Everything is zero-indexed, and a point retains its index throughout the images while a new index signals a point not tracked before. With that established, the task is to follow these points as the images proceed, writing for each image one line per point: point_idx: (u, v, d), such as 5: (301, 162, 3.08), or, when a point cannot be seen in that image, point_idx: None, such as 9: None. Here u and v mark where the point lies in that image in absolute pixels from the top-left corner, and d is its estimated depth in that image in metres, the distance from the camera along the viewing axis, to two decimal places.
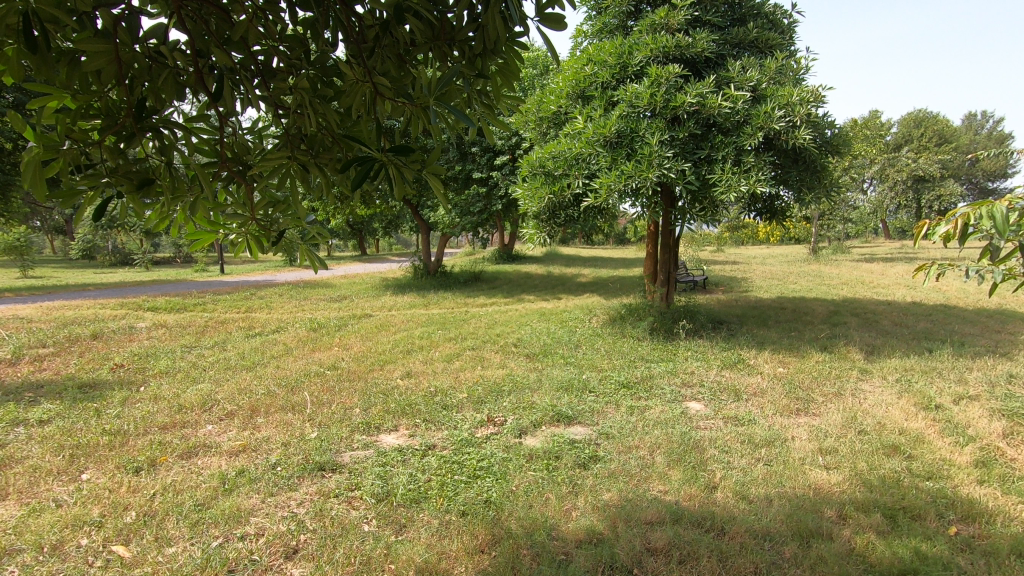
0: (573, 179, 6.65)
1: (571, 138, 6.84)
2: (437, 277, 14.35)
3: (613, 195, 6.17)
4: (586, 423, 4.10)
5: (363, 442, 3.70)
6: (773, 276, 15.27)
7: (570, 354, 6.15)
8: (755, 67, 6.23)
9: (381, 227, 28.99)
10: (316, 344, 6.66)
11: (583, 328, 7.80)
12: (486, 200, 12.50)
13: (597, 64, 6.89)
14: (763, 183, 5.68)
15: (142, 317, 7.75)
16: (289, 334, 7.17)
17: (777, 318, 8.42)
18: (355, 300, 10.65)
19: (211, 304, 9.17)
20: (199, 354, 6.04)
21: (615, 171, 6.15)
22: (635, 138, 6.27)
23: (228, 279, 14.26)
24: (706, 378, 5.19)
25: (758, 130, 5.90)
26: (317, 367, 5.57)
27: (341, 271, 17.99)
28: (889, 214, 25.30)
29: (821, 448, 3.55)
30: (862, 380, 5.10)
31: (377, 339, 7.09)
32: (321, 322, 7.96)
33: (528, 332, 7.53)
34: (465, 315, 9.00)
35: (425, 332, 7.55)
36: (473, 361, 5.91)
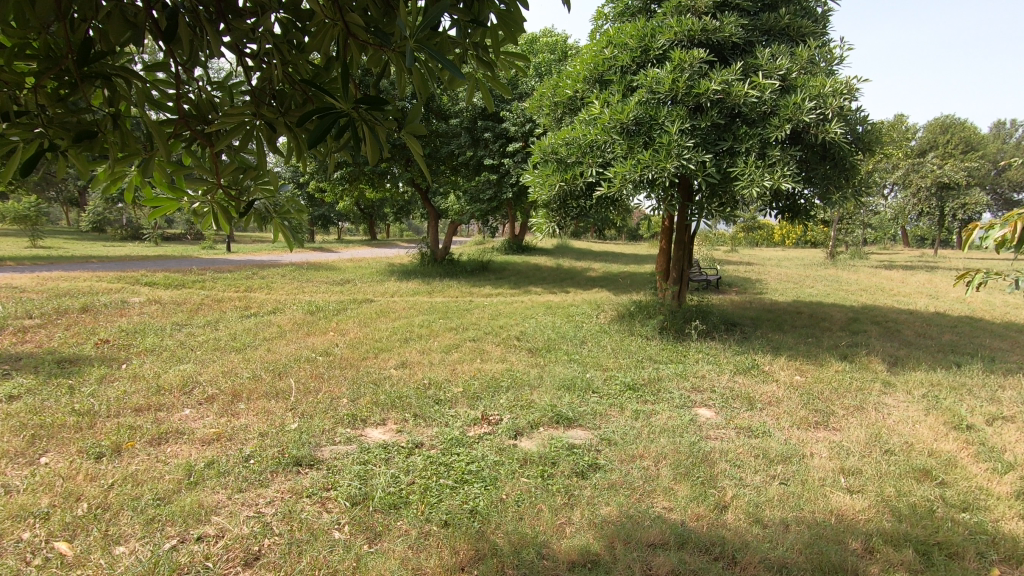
0: (586, 167, 6.32)
1: (586, 124, 6.50)
2: (444, 264, 14.10)
3: (628, 186, 5.84)
4: (586, 426, 3.82)
5: (345, 437, 3.45)
6: (788, 279, 14.84)
7: (574, 351, 5.87)
8: (785, 56, 5.83)
9: (391, 213, 28.78)
10: (311, 328, 6.43)
11: (590, 324, 7.50)
12: (497, 187, 12.16)
13: (617, 47, 6.52)
14: (789, 179, 5.31)
15: (137, 292, 7.57)
16: (285, 316, 6.94)
17: (793, 322, 8.07)
18: (358, 284, 10.41)
19: (210, 282, 8.98)
20: (189, 332, 5.83)
21: (631, 160, 5.82)
22: (654, 125, 5.92)
23: (232, 258, 14.09)
24: (717, 384, 4.89)
25: (786, 122, 5.52)
26: (309, 352, 5.34)
27: (348, 255, 17.78)
28: (911, 222, 24.64)
29: (843, 467, 3.24)
30: (885, 394, 4.76)
31: (375, 325, 6.85)
32: (320, 305, 7.74)
33: (532, 326, 7.25)
34: (469, 305, 8.73)
35: (426, 320, 7.29)
36: (472, 353, 5.64)
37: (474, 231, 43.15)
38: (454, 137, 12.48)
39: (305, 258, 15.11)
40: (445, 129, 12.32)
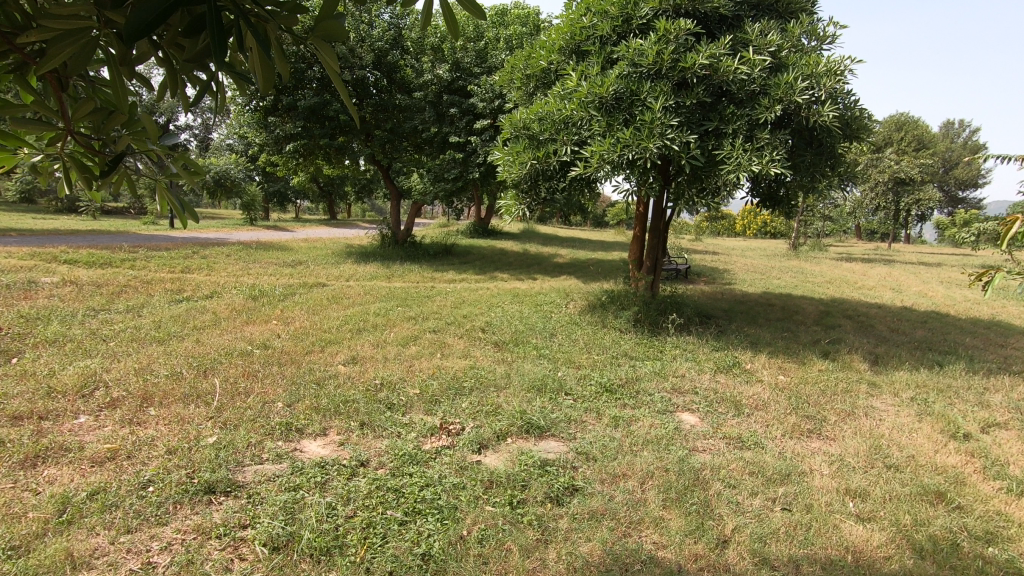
0: (560, 145, 5.80)
1: (562, 98, 5.96)
2: (405, 247, 13.42)
3: (605, 167, 5.36)
4: (560, 437, 3.35)
5: (275, 454, 2.87)
6: (754, 270, 14.75)
7: (544, 345, 5.40)
8: (776, 31, 5.41)
9: (352, 192, 27.66)
10: (251, 316, 5.73)
11: (559, 315, 7.05)
12: (462, 167, 11.36)
13: (596, 15, 5.97)
14: (778, 164, 4.92)
15: (52, 271, 6.67)
16: (222, 301, 6.21)
17: (766, 315, 7.82)
18: (311, 266, 9.67)
19: (142, 261, 8.10)
20: (103, 320, 5.06)
21: (610, 139, 5.33)
22: (636, 101, 5.42)
23: (175, 235, 13.04)
24: (699, 385, 4.50)
25: (776, 103, 5.11)
26: (245, 344, 4.68)
27: (305, 235, 16.79)
28: (867, 216, 25.15)
29: (849, 489, 2.87)
30: (873, 397, 4.47)
31: (325, 313, 6.20)
32: (265, 290, 7.01)
33: (498, 316, 6.74)
34: (430, 292, 8.15)
35: (383, 308, 6.69)
36: (431, 347, 5.09)
37: (439, 213, 42.22)
38: (417, 111, 11.73)
39: (258, 237, 14.16)
40: (408, 103, 11.56)
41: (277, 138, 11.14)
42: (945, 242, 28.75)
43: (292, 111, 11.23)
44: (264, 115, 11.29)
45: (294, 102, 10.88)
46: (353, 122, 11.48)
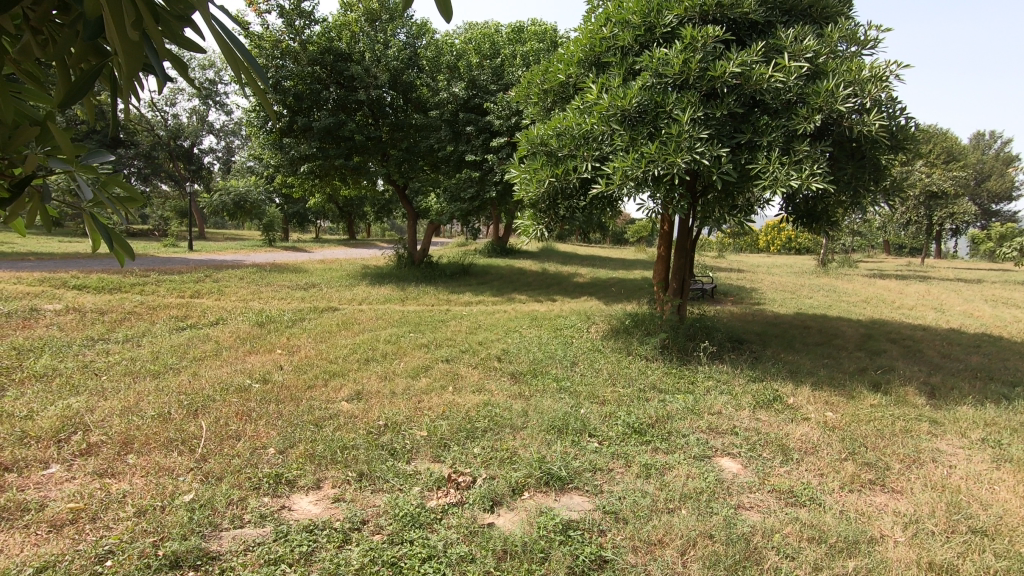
0: (580, 162, 5.46)
1: (581, 112, 5.64)
2: (422, 267, 13.18)
3: (629, 184, 4.99)
4: (585, 491, 2.93)
5: (259, 515, 2.52)
6: (783, 289, 14.12)
7: (564, 376, 4.99)
8: (813, 36, 5.01)
9: (371, 212, 27.72)
10: (254, 345, 5.44)
11: (580, 341, 6.63)
12: (479, 185, 11.20)
13: (617, 25, 5.66)
14: (819, 178, 4.50)
15: (57, 298, 6.51)
16: (228, 328, 5.95)
17: (803, 340, 7.29)
18: (325, 289, 9.44)
19: (152, 286, 7.94)
20: (100, 350, 4.81)
21: (633, 154, 4.98)
22: (661, 114, 5.07)
23: (192, 257, 13.01)
24: (738, 423, 4.04)
25: (815, 112, 4.71)
26: (243, 378, 4.36)
27: (321, 256, 16.65)
28: (898, 231, 24.25)
29: (933, 563, 2.40)
30: (938, 438, 3.95)
31: (333, 341, 5.89)
32: (274, 315, 6.74)
33: (516, 342, 6.36)
34: (445, 316, 7.81)
35: (395, 334, 6.35)
36: (443, 380, 4.72)
37: (457, 232, 42.25)
38: (433, 130, 11.53)
39: (275, 258, 14.07)
40: (424, 122, 11.39)
41: (292, 159, 11.03)
42: (981, 257, 27.58)
43: (308, 132, 11.13)
44: (280, 136, 11.21)
45: (310, 123, 10.78)
46: (369, 142, 11.34)
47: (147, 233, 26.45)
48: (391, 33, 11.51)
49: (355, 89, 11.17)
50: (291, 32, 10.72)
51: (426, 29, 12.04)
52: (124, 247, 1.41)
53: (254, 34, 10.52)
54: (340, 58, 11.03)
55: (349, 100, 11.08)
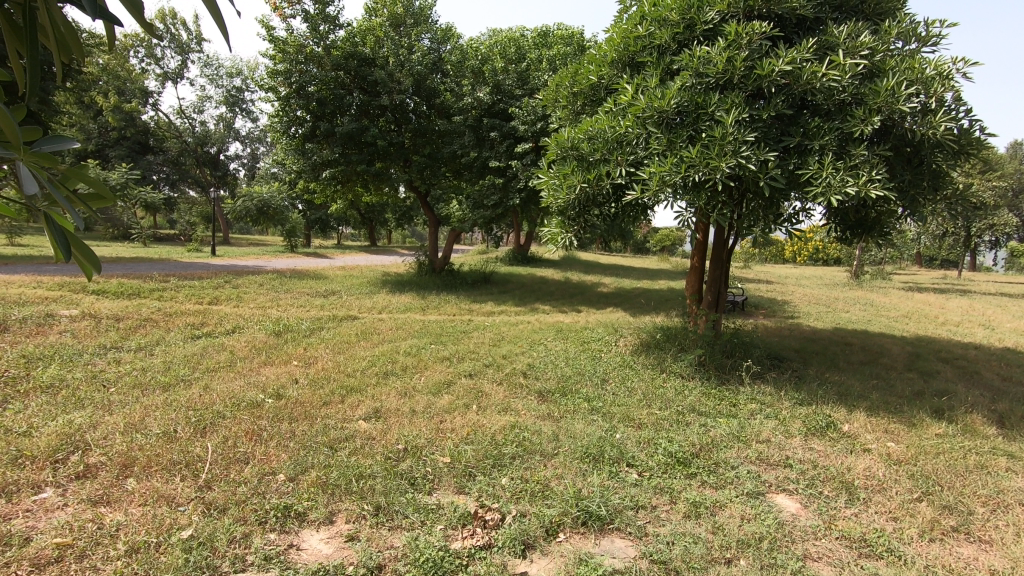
0: (614, 167, 5.15)
1: (615, 115, 5.34)
2: (443, 275, 12.96)
3: (667, 190, 4.66)
4: (628, 534, 2.60)
5: (264, 556, 2.24)
6: (817, 302, 13.57)
7: (596, 396, 4.66)
8: (868, 32, 4.63)
9: (392, 218, 27.74)
10: (270, 356, 5.21)
11: (610, 356, 6.29)
12: (502, 193, 10.80)
13: (654, 22, 5.35)
14: (879, 185, 4.12)
15: (74, 303, 6.40)
16: (244, 337, 5.75)
17: (847, 358, 6.83)
18: (344, 297, 9.25)
19: (171, 291, 7.82)
20: (112, 360, 4.63)
21: (672, 159, 4.65)
22: (703, 115, 4.73)
23: (213, 262, 12.98)
24: (791, 454, 3.66)
25: (874, 114, 4.33)
26: (255, 392, 4.12)
27: (341, 262, 16.57)
28: (934, 243, 23.37)
29: None
30: (1019, 476, 3.53)
31: (351, 352, 5.64)
32: (291, 324, 6.53)
33: (542, 356, 6.04)
34: (467, 326, 7.54)
35: (415, 346, 6.09)
36: (466, 398, 4.42)
37: (477, 239, 42.16)
38: (457, 136, 11.33)
39: (296, 264, 13.99)
40: (447, 128, 11.20)
41: (314, 164, 10.92)
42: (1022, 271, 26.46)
43: (330, 137, 11.03)
44: (302, 142, 11.13)
45: (332, 128, 10.66)
46: (391, 148, 11.19)
47: (173, 238, 26.85)
48: (415, 37, 11.37)
49: (378, 95, 11.04)
50: (315, 37, 10.59)
51: (450, 33, 11.87)
52: (86, 257, 1.29)
53: (279, 38, 10.46)
54: (364, 62, 10.93)
55: (372, 106, 10.95)
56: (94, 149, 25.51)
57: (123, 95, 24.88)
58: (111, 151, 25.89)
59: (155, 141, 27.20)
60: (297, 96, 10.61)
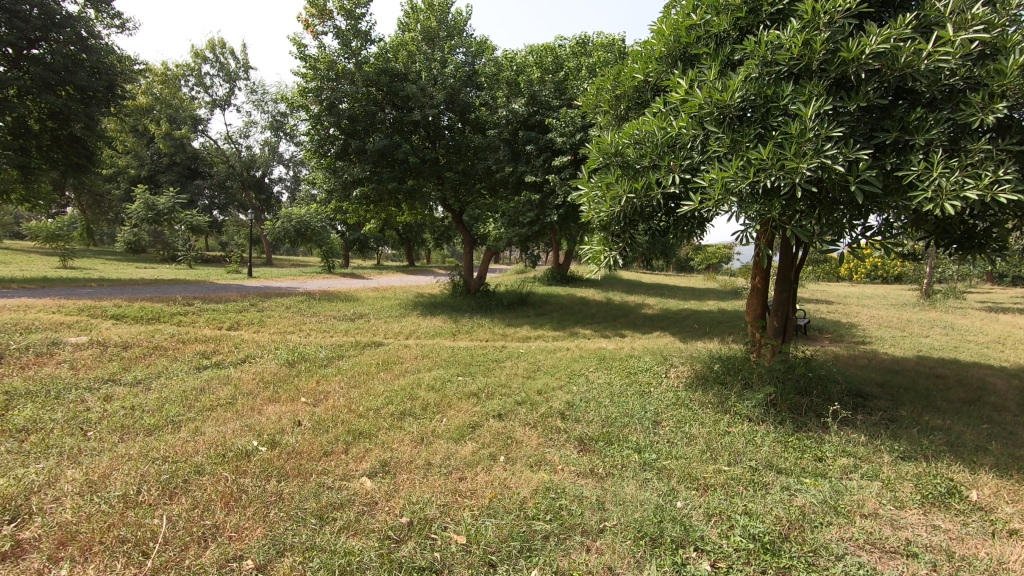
0: (665, 174, 4.45)
1: (665, 115, 4.65)
2: (477, 296, 12.40)
3: (732, 199, 3.91)
4: None
5: None
6: (888, 324, 12.27)
7: (648, 446, 3.89)
8: (982, 3, 3.78)
9: (430, 238, 27.61)
10: (276, 391, 4.67)
11: (660, 391, 5.49)
12: (539, 209, 10.14)
13: (709, 8, 4.65)
14: (1010, 187, 3.26)
15: (87, 329, 6.10)
16: (254, 368, 5.27)
17: (944, 396, 5.79)
18: (372, 320, 8.76)
19: (191, 316, 7.50)
20: (103, 395, 4.19)
21: (738, 161, 3.92)
22: (775, 109, 3.98)
23: (246, 284, 12.82)
24: (911, 536, 2.80)
25: (996, 100, 3.48)
26: (247, 439, 3.55)
27: (375, 283, 16.19)
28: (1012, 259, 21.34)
29: None
30: None
31: (368, 386, 5.05)
32: (308, 353, 6.02)
33: (582, 391, 5.30)
34: (500, 355, 6.87)
35: (441, 378, 5.45)
36: (493, 447, 3.73)
37: (515, 259, 41.74)
38: (491, 151, 10.85)
39: (330, 286, 13.70)
40: (481, 143, 10.71)
41: (345, 182, 10.63)
42: None
43: (362, 155, 10.72)
44: (333, 160, 10.87)
45: (363, 146, 10.34)
46: (423, 164, 10.77)
47: (218, 259, 27.48)
48: (449, 51, 11.00)
49: (411, 111, 10.69)
50: (346, 53, 10.41)
51: (485, 46, 11.45)
52: None
53: (310, 56, 10.29)
54: (396, 78, 10.63)
55: (405, 122, 10.62)
56: (147, 174, 26.48)
57: (174, 122, 25.78)
58: (162, 176, 26.83)
59: (203, 166, 28.07)
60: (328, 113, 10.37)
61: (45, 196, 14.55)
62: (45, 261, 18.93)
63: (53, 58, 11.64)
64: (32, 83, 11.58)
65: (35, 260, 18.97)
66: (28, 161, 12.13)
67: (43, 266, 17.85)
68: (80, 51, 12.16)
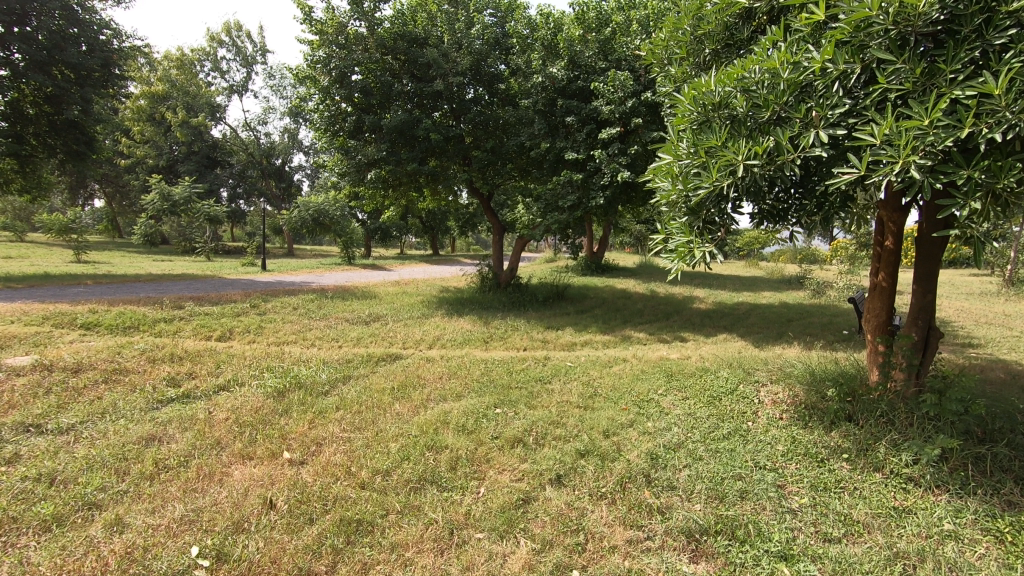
0: (804, 131, 3.03)
1: (797, 44, 3.22)
2: (508, 291, 11.10)
3: (928, 163, 2.53)
4: None
5: None
6: (988, 320, 10.52)
7: (796, 548, 2.54)
8: None
9: (455, 226, 26.35)
10: (253, 442, 3.42)
11: (765, 431, 4.11)
12: (582, 191, 8.65)
13: None
14: None
15: (40, 346, 4.98)
16: (233, 401, 4.05)
17: None
18: (390, 323, 7.53)
19: (178, 323, 6.35)
20: (8, 456, 3.01)
21: (944, 100, 2.48)
22: (997, 17, 2.53)
23: (255, 279, 11.72)
24: None
25: None
26: (185, 548, 2.30)
27: (398, 276, 14.91)
28: None
29: None
30: None
31: (377, 428, 3.77)
32: (304, 374, 4.77)
33: (663, 433, 3.95)
34: (544, 371, 5.54)
35: (472, 413, 4.15)
36: (560, 555, 2.43)
37: (542, 247, 40.22)
38: (524, 126, 9.47)
39: (346, 280, 12.49)
40: (512, 116, 9.31)
41: (359, 164, 9.39)
42: None
43: (378, 133, 9.43)
44: (346, 139, 9.61)
45: (379, 122, 9.05)
46: (448, 143, 9.48)
47: (238, 250, 26.71)
48: (474, 10, 9.57)
49: (432, 81, 9.36)
50: (357, 14, 9.01)
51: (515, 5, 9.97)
52: None
53: (318, 19, 9.02)
54: (416, 44, 9.32)
55: (425, 94, 9.31)
56: (165, 164, 25.73)
57: (191, 109, 24.89)
58: (180, 165, 26.06)
59: (221, 155, 27.25)
60: (338, 85, 9.11)
61: (47, 187, 13.66)
62: (60, 255, 18.32)
63: (41, 33, 10.55)
64: (18, 62, 10.49)
65: (51, 254, 18.39)
66: (20, 149, 11.15)
67: (56, 260, 17.22)
68: (70, 25, 11.06)
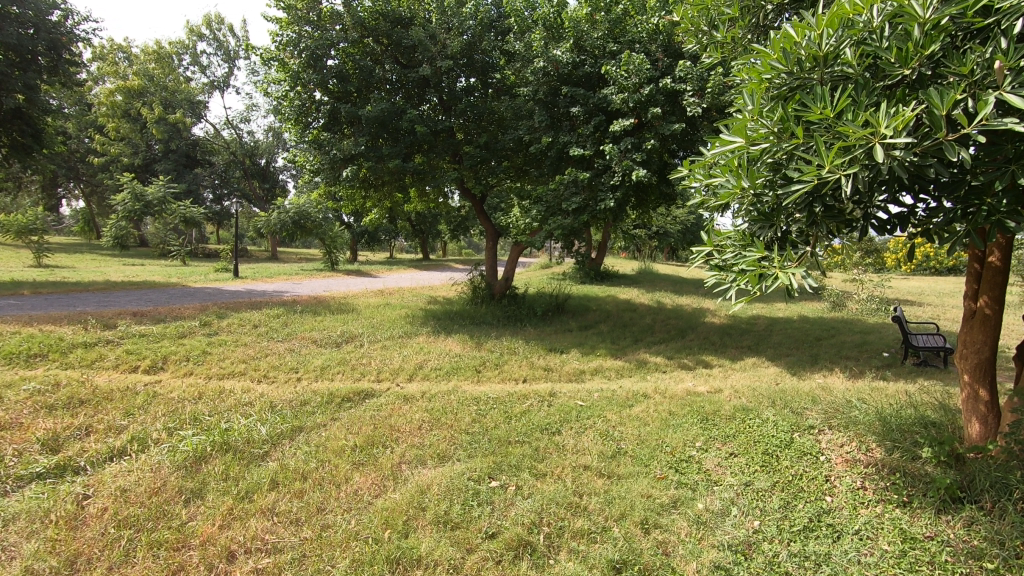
0: (983, 92, 1.93)
1: None
2: (503, 303, 9.97)
3: None
4: None
5: None
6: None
7: None
8: None
9: (446, 230, 25.28)
10: (127, 559, 2.29)
11: (857, 518, 3.02)
12: (589, 192, 7.55)
13: None
14: None
15: None
16: (125, 476, 2.91)
17: None
18: (366, 346, 6.38)
19: (100, 350, 5.17)
20: None
21: None
22: None
23: (222, 289, 10.52)
24: None
25: None
26: None
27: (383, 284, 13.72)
28: None
29: None
30: None
31: (322, 524, 2.64)
32: (237, 428, 3.61)
33: (723, 524, 2.84)
34: (551, 414, 4.44)
35: (457, 491, 3.02)
36: None
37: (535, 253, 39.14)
38: (521, 118, 8.39)
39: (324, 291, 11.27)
40: (509, 108, 8.23)
41: (334, 160, 8.25)
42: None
43: (356, 126, 8.31)
44: (321, 132, 8.49)
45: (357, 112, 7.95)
46: (436, 137, 8.38)
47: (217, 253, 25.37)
48: None
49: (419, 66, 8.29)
50: None
51: None
52: None
53: None
54: (400, 25, 8.24)
55: (411, 81, 8.23)
56: (141, 162, 24.41)
57: (169, 105, 23.65)
58: (158, 164, 24.77)
59: (201, 153, 25.97)
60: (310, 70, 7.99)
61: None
62: (20, 260, 16.97)
63: None
64: None
65: (11, 259, 17.04)
66: None
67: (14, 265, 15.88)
68: (12, 2, 9.83)
